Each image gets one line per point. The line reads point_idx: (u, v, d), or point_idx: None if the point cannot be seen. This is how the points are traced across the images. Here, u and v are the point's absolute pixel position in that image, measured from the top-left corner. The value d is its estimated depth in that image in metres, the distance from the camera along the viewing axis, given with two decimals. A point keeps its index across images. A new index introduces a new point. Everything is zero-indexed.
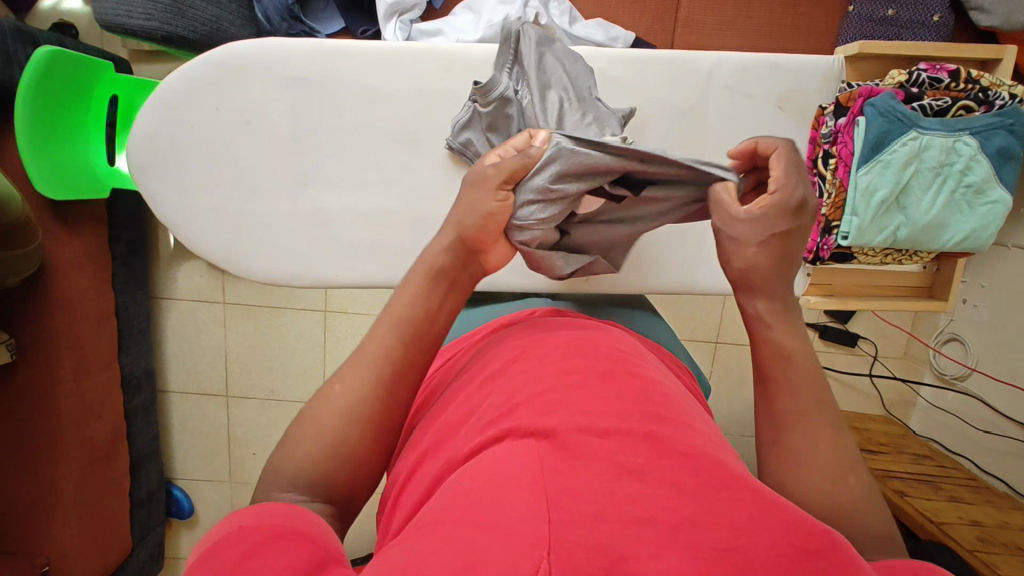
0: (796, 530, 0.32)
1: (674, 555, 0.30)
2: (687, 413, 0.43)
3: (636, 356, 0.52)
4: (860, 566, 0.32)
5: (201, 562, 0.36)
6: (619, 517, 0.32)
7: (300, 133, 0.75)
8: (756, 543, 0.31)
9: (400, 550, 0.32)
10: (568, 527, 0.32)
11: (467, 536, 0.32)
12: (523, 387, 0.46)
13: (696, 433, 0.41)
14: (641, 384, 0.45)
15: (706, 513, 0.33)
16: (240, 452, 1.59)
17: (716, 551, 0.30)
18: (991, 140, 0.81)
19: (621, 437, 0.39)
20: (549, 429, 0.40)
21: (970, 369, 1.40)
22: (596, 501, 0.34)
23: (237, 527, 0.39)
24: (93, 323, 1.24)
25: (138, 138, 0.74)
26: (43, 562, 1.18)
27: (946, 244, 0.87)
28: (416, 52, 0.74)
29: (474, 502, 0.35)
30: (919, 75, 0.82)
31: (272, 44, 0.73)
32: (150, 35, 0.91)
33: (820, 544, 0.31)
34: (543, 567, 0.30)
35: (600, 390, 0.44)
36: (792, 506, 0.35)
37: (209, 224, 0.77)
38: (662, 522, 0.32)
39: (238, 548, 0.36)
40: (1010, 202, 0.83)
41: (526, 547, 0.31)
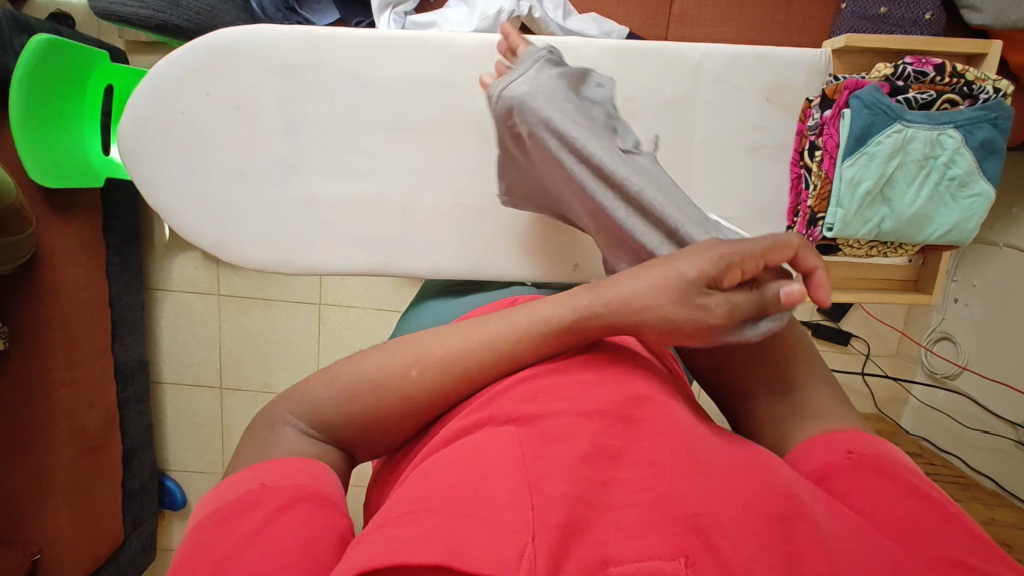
0: (765, 502, 0.33)
1: (651, 533, 0.31)
2: (660, 390, 0.44)
3: (615, 336, 0.52)
4: (830, 534, 0.33)
5: (223, 526, 0.37)
6: (599, 504, 0.33)
7: (291, 121, 0.76)
8: (727, 518, 0.32)
9: (381, 536, 0.33)
10: (545, 509, 0.32)
11: (448, 522, 0.32)
12: (498, 370, 0.47)
13: (669, 406, 0.41)
14: (617, 363, 0.46)
15: (681, 491, 0.33)
16: (234, 444, 1.59)
17: (688, 525, 0.31)
18: (975, 133, 0.81)
19: (597, 416, 0.39)
20: (528, 414, 0.40)
21: (960, 367, 1.41)
22: (573, 483, 0.34)
23: (259, 486, 0.40)
24: (87, 313, 1.24)
25: (130, 123, 0.74)
26: (35, 551, 1.20)
27: (930, 237, 0.88)
28: (408, 42, 0.74)
29: (455, 483, 0.35)
30: (904, 68, 0.82)
31: (264, 32, 0.73)
32: (144, 23, 0.92)
33: (787, 507, 0.33)
34: (527, 550, 0.30)
35: (580, 374, 0.44)
36: (765, 475, 0.36)
37: (200, 210, 0.77)
38: (636, 502, 0.33)
39: (261, 513, 0.37)
40: (993, 195, 0.83)
41: (507, 525, 0.32)
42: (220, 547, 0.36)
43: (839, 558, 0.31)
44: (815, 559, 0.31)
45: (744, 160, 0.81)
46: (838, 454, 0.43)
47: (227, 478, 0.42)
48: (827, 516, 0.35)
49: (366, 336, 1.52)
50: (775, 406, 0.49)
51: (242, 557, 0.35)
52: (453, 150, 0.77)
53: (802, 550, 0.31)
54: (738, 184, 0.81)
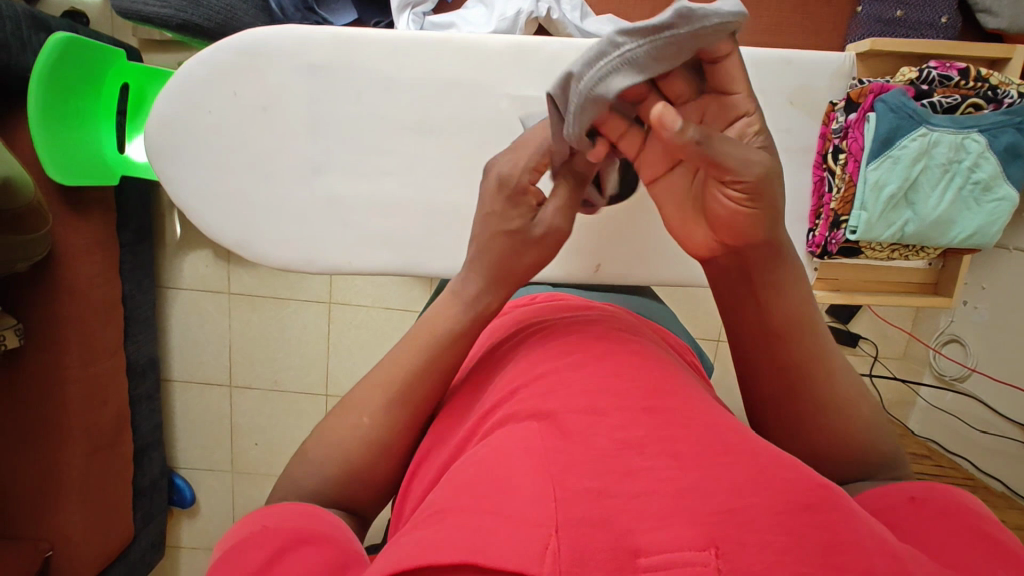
0: (791, 488, 0.33)
1: (679, 523, 0.31)
2: (685, 386, 0.44)
3: (636, 334, 0.53)
4: (856, 513, 0.34)
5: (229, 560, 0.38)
6: (622, 491, 0.33)
7: (314, 119, 0.76)
8: (755, 504, 0.32)
9: (410, 538, 0.33)
10: (571, 503, 0.32)
11: (475, 520, 0.32)
12: (527, 369, 0.47)
13: (694, 403, 0.42)
14: (642, 361, 0.46)
15: (708, 480, 0.34)
16: (243, 441, 1.60)
17: (716, 514, 0.32)
18: (999, 138, 0.82)
19: (619, 413, 0.39)
20: (549, 410, 0.40)
21: (970, 369, 1.41)
22: (595, 476, 0.34)
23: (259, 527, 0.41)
24: (100, 310, 1.24)
25: (156, 123, 0.75)
26: (47, 547, 1.20)
27: (953, 241, 0.88)
28: (433, 43, 0.75)
29: (481, 481, 0.36)
30: (929, 72, 0.83)
31: (288, 32, 0.73)
32: (165, 23, 0.92)
33: (820, 500, 0.33)
34: (551, 544, 0.30)
35: (602, 369, 0.44)
36: (793, 459, 0.36)
37: (224, 209, 0.77)
38: (664, 492, 0.33)
39: (266, 548, 0.38)
40: (1017, 200, 0.84)
41: (530, 519, 0.32)
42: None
43: (871, 535, 0.32)
44: (855, 546, 0.30)
45: None
46: (900, 500, 0.44)
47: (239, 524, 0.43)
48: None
49: (376, 335, 1.52)
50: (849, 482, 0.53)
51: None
52: (474, 151, 0.78)
53: (834, 533, 0.31)
54: None
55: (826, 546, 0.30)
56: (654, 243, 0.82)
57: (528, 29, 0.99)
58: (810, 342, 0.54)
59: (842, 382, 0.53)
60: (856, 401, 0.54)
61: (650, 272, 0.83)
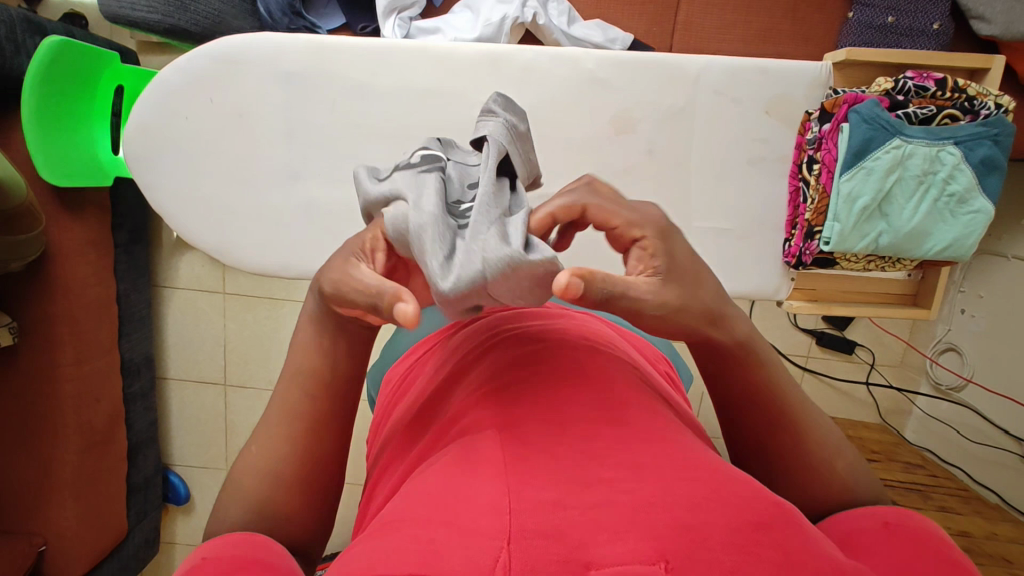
0: (748, 506, 0.33)
1: (631, 538, 0.31)
2: (646, 398, 0.44)
3: (603, 343, 0.53)
4: (809, 533, 0.33)
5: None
6: (578, 504, 0.33)
7: (291, 127, 0.76)
8: (711, 520, 0.32)
9: (362, 548, 0.33)
10: (525, 516, 0.32)
11: (429, 532, 0.31)
12: (490, 377, 0.47)
13: (653, 415, 0.42)
14: (607, 371, 0.46)
15: (662, 494, 0.33)
16: (237, 440, 1.61)
17: (669, 528, 0.31)
18: (975, 150, 0.82)
19: (581, 424, 0.39)
20: (510, 423, 0.40)
21: (966, 379, 1.40)
22: (555, 489, 0.34)
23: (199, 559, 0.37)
24: (93, 309, 1.26)
25: (135, 128, 0.76)
26: (39, 542, 1.22)
27: (929, 253, 0.87)
28: (410, 49, 0.75)
29: (437, 490, 0.35)
30: (904, 84, 0.82)
31: (266, 39, 0.74)
32: (153, 27, 0.93)
33: (771, 516, 0.33)
34: (501, 557, 0.30)
35: (568, 384, 0.44)
36: (751, 481, 0.36)
37: (205, 215, 0.79)
38: (619, 505, 0.32)
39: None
40: (992, 212, 0.84)
41: (483, 532, 0.31)
42: None
43: (821, 555, 0.32)
44: (806, 565, 0.30)
45: (743, 172, 0.80)
46: (872, 523, 0.41)
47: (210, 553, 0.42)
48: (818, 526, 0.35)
49: None
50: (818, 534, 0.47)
51: None
52: None
53: (783, 553, 0.31)
54: (737, 196, 0.81)
55: (775, 560, 0.30)
56: None
57: (515, 34, 0.99)
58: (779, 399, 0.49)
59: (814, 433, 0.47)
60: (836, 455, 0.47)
61: None
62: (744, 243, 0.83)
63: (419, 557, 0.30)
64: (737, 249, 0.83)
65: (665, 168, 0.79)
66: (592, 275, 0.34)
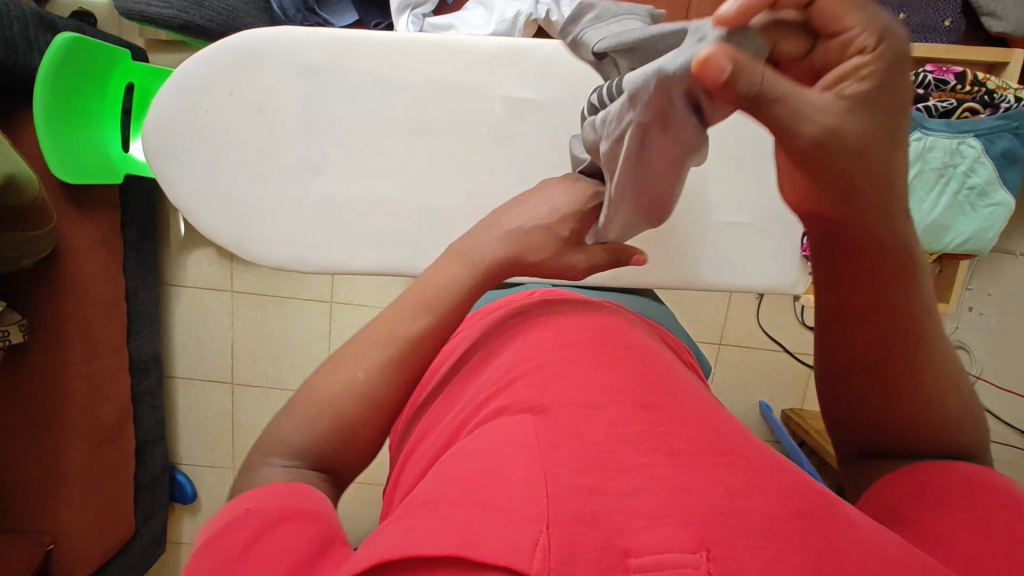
0: (788, 496, 0.33)
1: (670, 524, 0.30)
2: (680, 386, 0.44)
3: (633, 330, 0.53)
4: (849, 521, 0.33)
5: (222, 541, 0.39)
6: (615, 489, 0.33)
7: (310, 120, 0.76)
8: (749, 509, 0.32)
9: (396, 527, 0.33)
10: (563, 499, 0.32)
11: (466, 513, 0.32)
12: (522, 360, 0.47)
13: (689, 404, 0.42)
14: (639, 359, 0.46)
15: (699, 480, 0.33)
16: (244, 438, 1.61)
17: (709, 515, 0.31)
18: (996, 143, 0.88)
19: (614, 409, 0.39)
20: (544, 406, 0.40)
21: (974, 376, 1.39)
22: (592, 473, 0.34)
23: (243, 510, 0.41)
24: (104, 306, 1.26)
25: (154, 121, 0.76)
26: (48, 541, 1.22)
27: (950, 244, 0.93)
28: (427, 43, 0.75)
29: (474, 473, 0.35)
30: (926, 76, 0.88)
31: (286, 33, 0.74)
32: (168, 23, 0.94)
33: (811, 507, 0.33)
34: (541, 540, 0.30)
35: (600, 367, 0.44)
36: (788, 471, 0.36)
37: (223, 209, 0.78)
38: (656, 490, 0.32)
39: (248, 532, 0.39)
40: (1011, 205, 0.89)
41: (521, 515, 0.31)
42: (219, 556, 0.37)
43: (865, 543, 0.31)
44: (850, 555, 0.30)
45: (759, 165, 0.80)
46: (956, 479, 0.44)
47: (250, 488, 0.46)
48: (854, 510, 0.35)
49: None
50: (882, 458, 0.52)
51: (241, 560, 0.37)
52: (468, 152, 0.78)
53: (826, 541, 0.30)
54: (754, 188, 0.81)
55: (818, 549, 0.30)
56: (645, 245, 0.82)
57: (528, 30, 0.99)
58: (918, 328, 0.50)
59: (933, 365, 0.50)
60: (939, 393, 0.50)
61: (646, 273, 0.83)
62: (761, 235, 0.83)
63: (459, 536, 0.30)
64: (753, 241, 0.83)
65: None
66: (742, 68, 0.35)
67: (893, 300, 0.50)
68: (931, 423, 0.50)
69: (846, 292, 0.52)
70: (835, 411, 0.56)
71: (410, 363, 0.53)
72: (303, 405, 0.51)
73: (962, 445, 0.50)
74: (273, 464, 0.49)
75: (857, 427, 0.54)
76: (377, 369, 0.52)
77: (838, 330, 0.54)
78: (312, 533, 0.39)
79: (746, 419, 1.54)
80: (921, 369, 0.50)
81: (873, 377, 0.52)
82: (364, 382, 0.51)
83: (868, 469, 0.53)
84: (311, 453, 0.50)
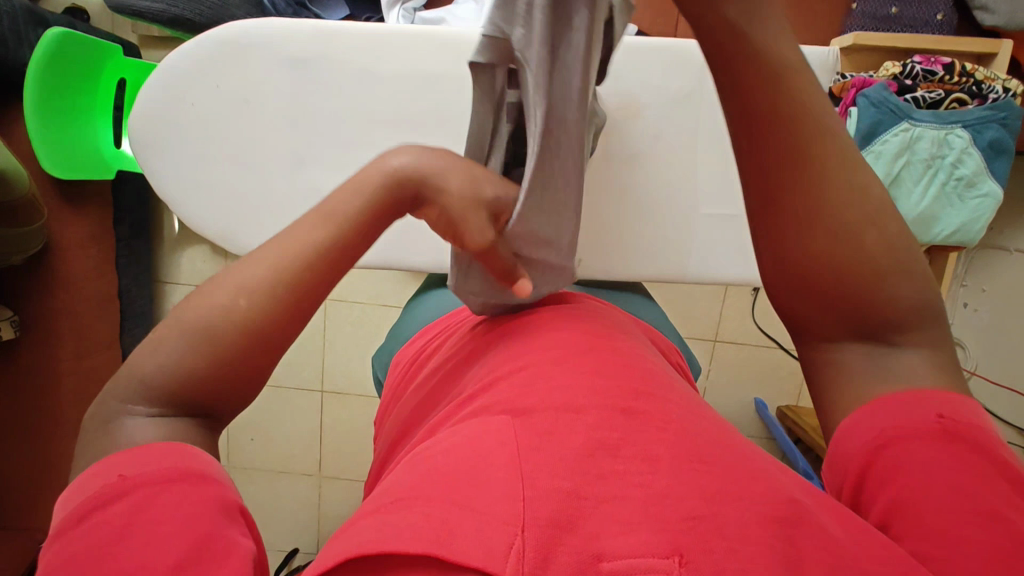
0: (764, 500, 0.33)
1: (645, 529, 0.30)
2: (664, 388, 0.44)
3: (620, 332, 0.53)
4: (828, 530, 0.33)
5: (90, 522, 0.33)
6: (593, 493, 0.32)
7: (298, 113, 0.76)
8: (725, 514, 0.31)
9: (368, 524, 0.33)
10: (539, 502, 0.31)
11: (441, 511, 0.31)
12: (506, 361, 0.47)
13: (673, 407, 0.41)
14: (624, 361, 0.46)
15: (677, 486, 0.33)
16: (238, 437, 1.60)
17: (683, 521, 0.31)
18: (983, 133, 0.88)
19: (595, 412, 0.39)
20: (525, 408, 0.39)
21: (968, 373, 1.39)
22: (569, 476, 0.33)
23: (117, 478, 0.35)
24: (97, 304, 1.25)
25: (140, 113, 0.75)
26: (41, 538, 1.21)
27: (937, 237, 0.92)
28: (414, 36, 0.75)
29: (451, 470, 0.35)
30: (914, 67, 0.90)
31: (274, 26, 0.74)
32: (157, 17, 0.94)
33: (789, 511, 0.33)
34: (516, 543, 0.30)
35: (585, 369, 0.44)
36: (766, 474, 0.36)
37: (210, 202, 0.78)
38: (633, 496, 0.32)
39: (122, 512, 0.33)
40: (1000, 196, 0.89)
41: (497, 516, 0.31)
42: (89, 541, 0.32)
43: (838, 553, 0.31)
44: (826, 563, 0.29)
45: None
46: (929, 417, 0.40)
47: (113, 453, 0.37)
48: (831, 516, 0.35)
49: (369, 332, 1.54)
50: (857, 344, 0.46)
51: (115, 549, 0.32)
52: (456, 145, 0.78)
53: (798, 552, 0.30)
54: None
55: (785, 561, 0.30)
56: (633, 238, 0.82)
57: None
58: (837, 182, 0.44)
59: (847, 198, 0.44)
60: (878, 241, 0.44)
61: (635, 267, 0.83)
62: None
63: (434, 534, 0.30)
64: (744, 235, 0.82)
65: (673, 154, 0.80)
66: None
67: (778, 127, 0.43)
68: (883, 298, 0.44)
69: (736, 131, 0.46)
70: (786, 309, 0.48)
71: (303, 284, 0.44)
72: (164, 342, 0.41)
73: (920, 319, 0.44)
74: (137, 415, 0.40)
75: (818, 328, 0.46)
76: (260, 289, 0.42)
77: (758, 213, 0.47)
78: (202, 515, 0.34)
79: (742, 417, 1.53)
80: (847, 220, 0.44)
81: (813, 257, 0.44)
82: (246, 310, 0.42)
83: (830, 376, 0.47)
84: (184, 400, 0.41)
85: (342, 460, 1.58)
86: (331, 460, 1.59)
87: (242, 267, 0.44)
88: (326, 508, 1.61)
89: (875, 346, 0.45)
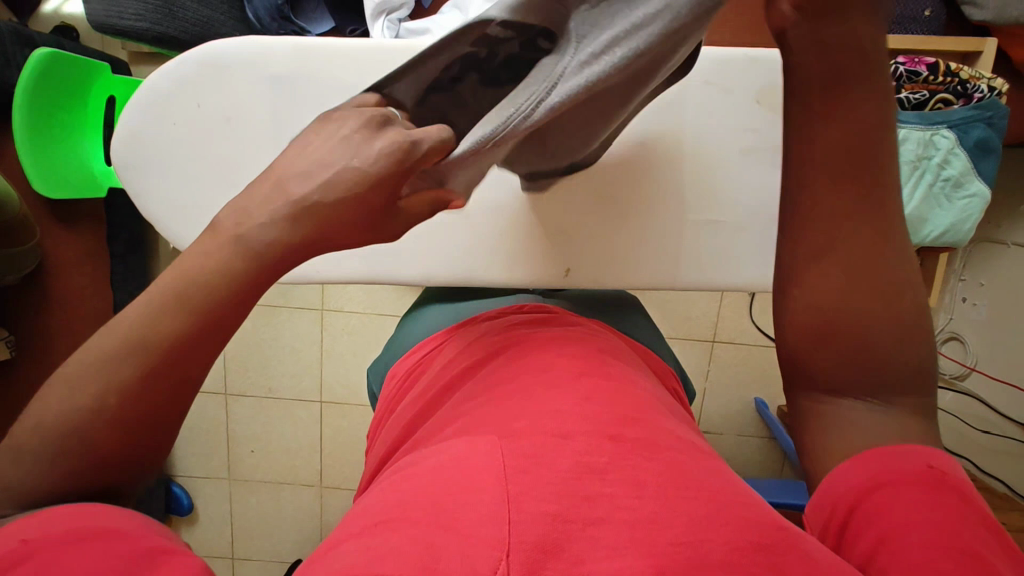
0: (748, 527, 0.32)
1: (630, 554, 0.30)
2: (653, 412, 0.43)
3: (616, 358, 0.53)
4: (807, 556, 0.32)
5: None
6: (578, 517, 0.32)
7: (278, 128, 0.76)
8: (712, 541, 0.31)
9: (349, 548, 0.32)
10: (525, 526, 0.31)
11: (426, 534, 0.31)
12: (497, 381, 0.47)
13: (662, 432, 0.40)
14: (614, 384, 0.46)
15: (664, 513, 0.32)
16: (239, 451, 1.59)
17: (669, 546, 0.30)
18: (970, 132, 0.88)
19: (584, 438, 0.38)
20: (513, 431, 0.39)
21: (969, 368, 1.38)
22: (557, 500, 0.33)
23: (20, 542, 0.34)
24: (93, 320, 1.25)
25: (124, 134, 0.75)
26: None
27: (927, 237, 0.94)
28: (395, 49, 0.75)
29: (433, 493, 0.34)
30: (897, 68, 0.89)
31: (254, 44, 0.74)
32: (141, 35, 0.93)
33: (772, 538, 0.32)
34: (501, 567, 0.29)
35: (573, 390, 0.44)
36: (750, 501, 0.35)
37: (195, 221, 0.78)
38: (620, 520, 0.32)
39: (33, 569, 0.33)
40: (988, 196, 0.90)
41: (483, 540, 0.31)
42: None
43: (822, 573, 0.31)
44: None
45: (734, 162, 0.80)
46: (918, 467, 0.40)
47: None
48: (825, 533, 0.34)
49: (367, 341, 1.54)
50: (858, 399, 0.46)
51: None
52: None
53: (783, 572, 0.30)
54: (727, 184, 0.80)
55: None
56: (620, 245, 0.82)
57: None
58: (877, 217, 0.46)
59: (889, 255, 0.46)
60: (898, 289, 0.45)
61: (622, 273, 0.82)
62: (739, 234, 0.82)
63: (418, 559, 0.30)
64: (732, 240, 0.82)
65: (658, 157, 0.80)
66: None
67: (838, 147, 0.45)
68: (891, 354, 0.45)
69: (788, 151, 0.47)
70: (791, 333, 0.48)
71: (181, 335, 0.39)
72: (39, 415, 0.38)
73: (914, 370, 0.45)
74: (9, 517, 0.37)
75: (830, 367, 0.46)
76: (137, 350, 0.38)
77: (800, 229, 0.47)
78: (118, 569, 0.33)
79: (743, 419, 1.52)
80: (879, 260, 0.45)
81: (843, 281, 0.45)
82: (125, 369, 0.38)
83: (826, 416, 0.47)
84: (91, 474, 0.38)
85: (343, 471, 1.58)
86: (332, 470, 1.58)
87: (113, 326, 0.40)
88: (328, 519, 1.60)
89: (871, 403, 0.45)
